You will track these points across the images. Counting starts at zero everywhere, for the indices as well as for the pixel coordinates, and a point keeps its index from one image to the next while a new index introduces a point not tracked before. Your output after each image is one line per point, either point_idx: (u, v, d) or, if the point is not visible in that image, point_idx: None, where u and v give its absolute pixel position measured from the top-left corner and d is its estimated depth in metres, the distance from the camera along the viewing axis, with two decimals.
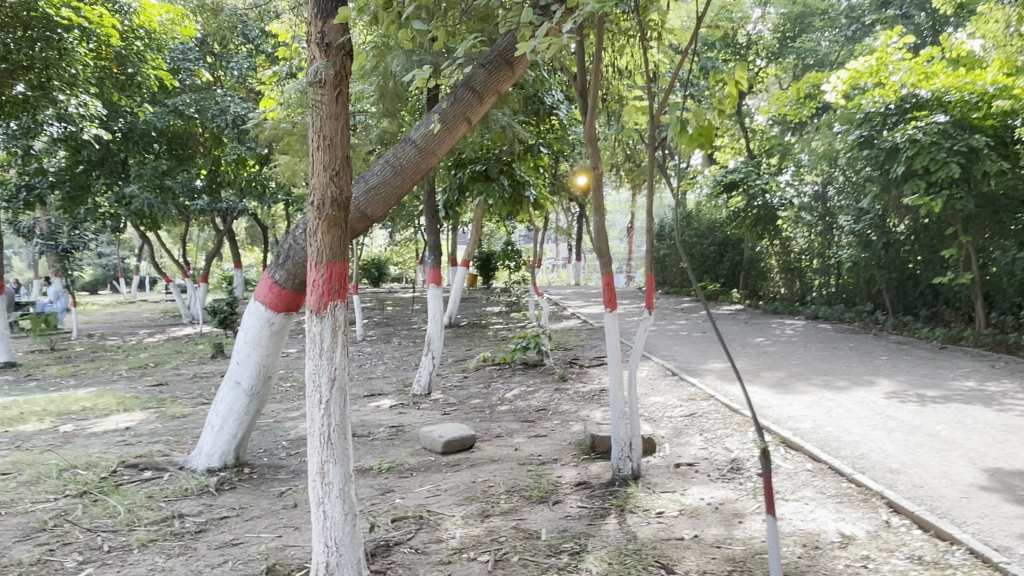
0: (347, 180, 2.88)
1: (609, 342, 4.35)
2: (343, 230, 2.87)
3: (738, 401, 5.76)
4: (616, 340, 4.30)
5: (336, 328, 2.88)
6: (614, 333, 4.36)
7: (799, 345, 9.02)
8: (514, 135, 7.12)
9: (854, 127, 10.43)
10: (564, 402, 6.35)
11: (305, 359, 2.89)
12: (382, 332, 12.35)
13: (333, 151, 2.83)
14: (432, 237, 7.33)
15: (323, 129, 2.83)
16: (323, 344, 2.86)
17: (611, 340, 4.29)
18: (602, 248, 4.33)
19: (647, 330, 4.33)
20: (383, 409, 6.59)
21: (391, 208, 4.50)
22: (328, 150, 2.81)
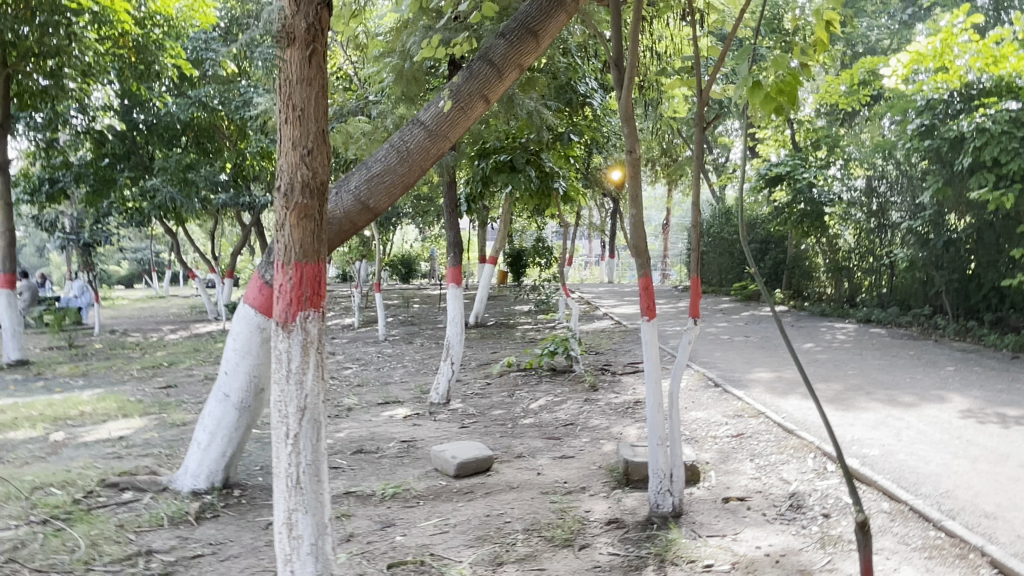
0: (325, 162, 2.33)
1: (647, 355, 3.73)
2: (317, 223, 2.31)
3: (793, 420, 5.10)
4: (655, 353, 3.69)
5: (308, 345, 2.34)
6: (654, 345, 3.73)
7: (853, 353, 8.27)
8: (542, 122, 6.69)
9: (913, 116, 9.62)
10: (595, 415, 5.73)
11: (270, 384, 2.35)
12: (406, 332, 11.84)
13: (304, 125, 2.28)
14: (453, 232, 6.76)
15: (291, 97, 2.28)
16: (290, 366, 2.33)
17: (649, 353, 3.68)
18: (640, 247, 3.71)
19: (690, 342, 3.69)
20: (397, 419, 6.04)
21: (397, 199, 3.96)
22: (299, 124, 2.26)
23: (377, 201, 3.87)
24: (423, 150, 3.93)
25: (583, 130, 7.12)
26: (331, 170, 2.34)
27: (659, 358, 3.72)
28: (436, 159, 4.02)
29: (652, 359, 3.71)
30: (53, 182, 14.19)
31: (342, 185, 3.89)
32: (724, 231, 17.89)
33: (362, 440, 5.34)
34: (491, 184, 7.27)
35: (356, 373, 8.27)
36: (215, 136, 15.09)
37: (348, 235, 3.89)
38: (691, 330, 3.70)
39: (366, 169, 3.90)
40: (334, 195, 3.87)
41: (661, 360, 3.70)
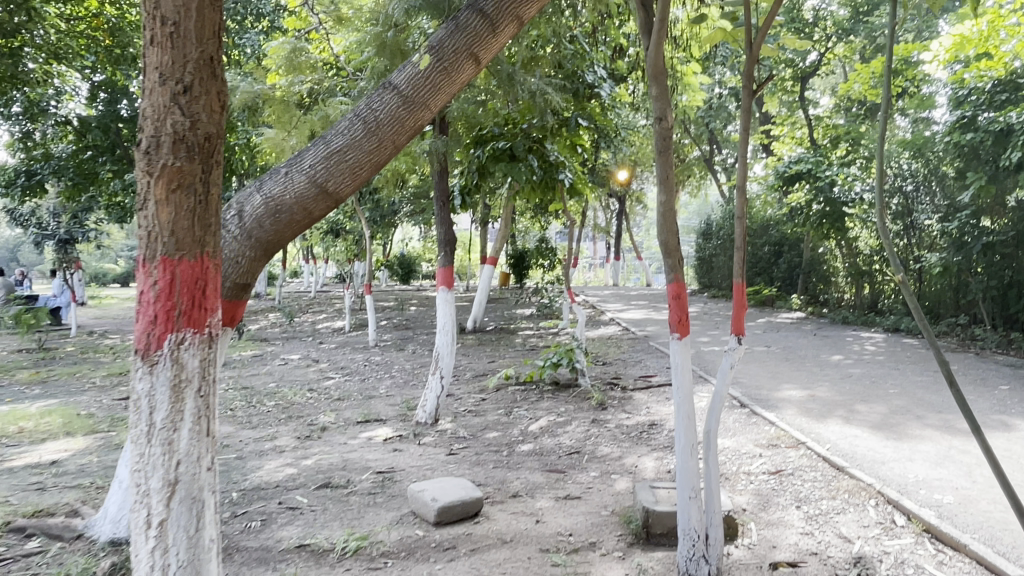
0: (209, 107, 2.18)
1: (677, 384, 2.92)
2: (192, 186, 2.13)
3: (843, 454, 4.28)
4: (687, 383, 2.88)
5: (179, 392, 2.21)
6: (687, 369, 2.92)
7: (888, 367, 7.45)
8: (546, 104, 5.94)
9: (954, 109, 9.08)
10: (604, 441, 4.93)
11: (132, 456, 2.24)
12: (399, 337, 11.07)
13: (176, 62, 2.11)
14: (444, 229, 5.96)
15: (159, 29, 2.11)
16: (154, 422, 2.21)
17: (681, 383, 2.87)
18: (670, 246, 2.92)
19: (731, 366, 2.86)
20: (375, 442, 5.24)
21: (363, 183, 3.17)
22: (170, 59, 2.10)
23: (340, 183, 3.08)
24: (398, 119, 3.14)
25: (594, 115, 6.35)
26: (211, 121, 2.18)
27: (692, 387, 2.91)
28: (416, 133, 3.24)
29: (685, 388, 2.89)
30: (30, 174, 13.76)
31: (295, 163, 3.10)
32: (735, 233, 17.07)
33: (330, 471, 4.55)
34: (488, 176, 6.40)
35: (338, 384, 7.45)
36: None
37: (299, 224, 3.11)
38: (733, 351, 2.87)
39: (325, 143, 3.11)
40: (282, 174, 3.08)
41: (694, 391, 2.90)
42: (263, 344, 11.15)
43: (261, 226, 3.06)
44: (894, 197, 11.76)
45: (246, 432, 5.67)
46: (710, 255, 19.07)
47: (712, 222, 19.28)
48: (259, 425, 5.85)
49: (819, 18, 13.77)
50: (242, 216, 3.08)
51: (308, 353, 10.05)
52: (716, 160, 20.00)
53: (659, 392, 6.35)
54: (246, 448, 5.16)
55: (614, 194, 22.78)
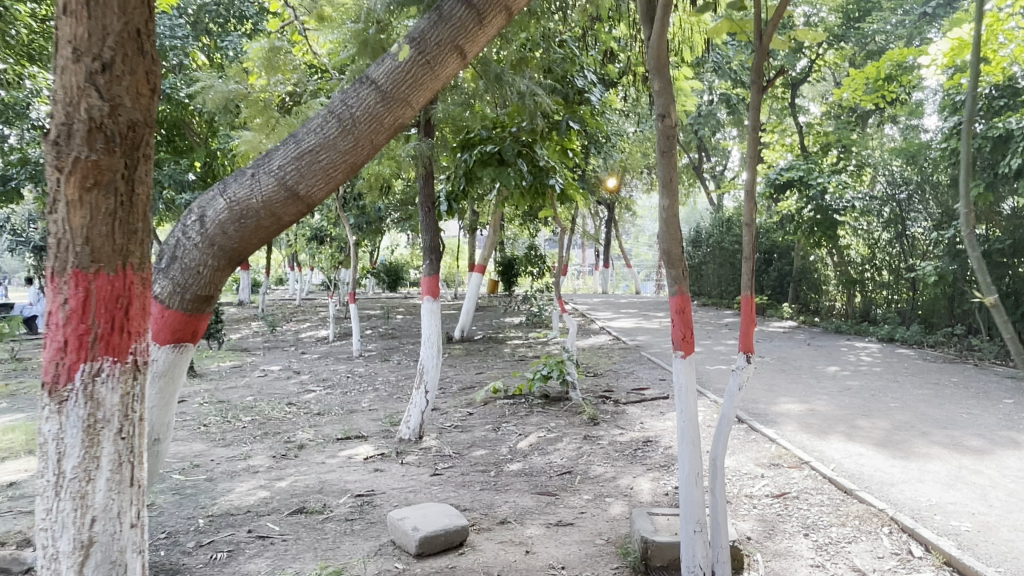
0: (134, 89, 1.97)
1: (681, 406, 2.68)
2: (110, 183, 1.94)
3: (850, 475, 4.05)
4: (692, 406, 2.64)
5: (94, 436, 2.01)
6: (691, 391, 2.68)
7: (886, 378, 7.24)
8: (536, 107, 5.71)
9: (952, 114, 8.95)
10: (597, 460, 4.68)
11: (40, 510, 2.01)
12: (384, 347, 10.78)
13: (91, 39, 1.90)
14: (429, 237, 5.67)
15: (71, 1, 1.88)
16: (63, 471, 2.00)
17: (685, 407, 2.63)
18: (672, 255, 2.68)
19: (740, 387, 2.62)
20: (355, 461, 4.97)
21: (338, 187, 2.91)
22: (85, 36, 1.89)
23: (311, 186, 2.83)
24: (374, 117, 2.89)
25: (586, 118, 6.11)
26: (135, 108, 1.98)
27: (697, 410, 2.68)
28: (395, 132, 2.99)
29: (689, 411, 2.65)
30: (6, 180, 13.08)
31: (261, 164, 2.84)
32: (725, 240, 16.94)
33: (306, 494, 4.27)
34: (476, 181, 6.14)
35: (318, 397, 7.16)
36: (187, 133, 14.04)
37: (267, 229, 2.84)
38: (742, 371, 2.63)
39: (295, 142, 2.86)
40: (248, 176, 2.82)
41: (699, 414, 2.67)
42: (243, 355, 10.83)
43: (225, 233, 2.80)
44: (887, 205, 11.61)
45: (220, 450, 5.37)
46: (700, 264, 18.92)
47: (701, 229, 19.13)
48: (233, 442, 5.56)
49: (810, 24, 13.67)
50: (203, 222, 2.82)
51: (290, 363, 9.74)
52: (705, 167, 19.88)
53: (653, 406, 6.11)
54: (218, 469, 4.87)
55: (602, 200, 22.61)
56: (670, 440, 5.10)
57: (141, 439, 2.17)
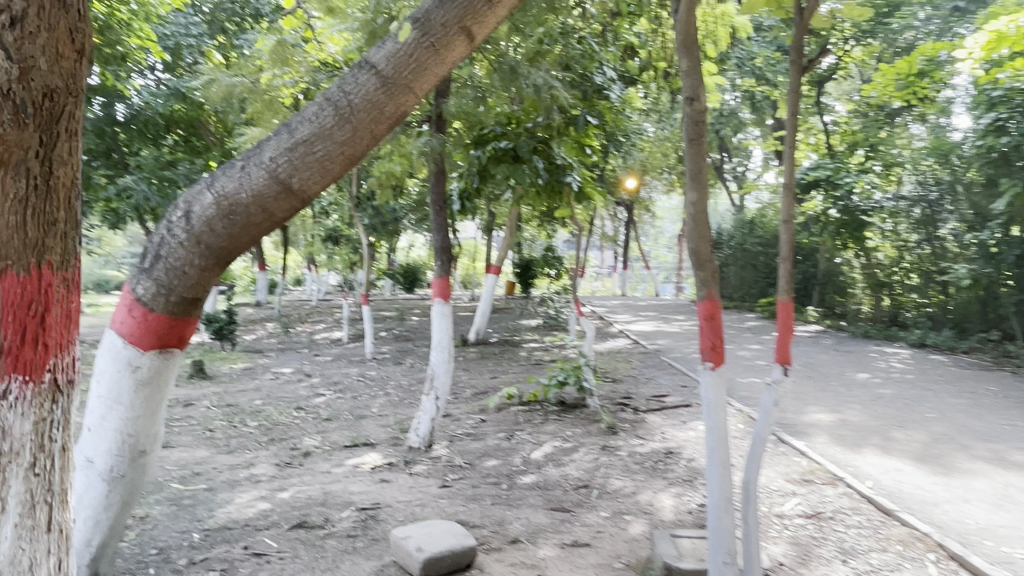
0: (54, 51, 1.78)
1: (712, 425, 2.47)
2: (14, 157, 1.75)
3: (889, 494, 3.77)
4: (723, 427, 2.44)
5: (1, 472, 1.87)
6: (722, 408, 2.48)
7: (919, 387, 6.92)
8: (553, 101, 5.46)
9: (985, 112, 8.79)
10: (616, 474, 4.42)
11: None
12: (398, 349, 10.58)
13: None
14: (439, 236, 5.43)
15: None
16: None
17: (716, 428, 2.43)
18: (700, 255, 2.47)
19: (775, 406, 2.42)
20: (361, 471, 4.74)
21: (334, 180, 2.68)
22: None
23: (305, 179, 2.60)
24: (374, 105, 2.65)
25: (606, 112, 5.83)
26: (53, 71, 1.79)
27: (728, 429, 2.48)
28: (398, 121, 2.75)
29: (720, 431, 2.45)
30: None
31: (252, 155, 2.64)
32: (748, 242, 16.58)
33: (308, 507, 4.05)
34: (489, 178, 5.90)
35: (328, 402, 6.96)
36: (203, 133, 13.98)
37: (258, 226, 2.63)
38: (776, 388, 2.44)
39: (288, 132, 2.64)
40: (237, 168, 2.62)
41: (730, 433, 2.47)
42: (255, 356, 10.67)
43: (212, 230, 2.59)
44: (917, 206, 11.25)
45: (223, 457, 5.18)
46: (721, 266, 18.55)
47: (722, 230, 18.76)
48: (238, 449, 5.37)
49: None
50: (189, 218, 2.61)
51: (302, 366, 9.57)
52: (727, 167, 19.53)
53: (674, 415, 5.84)
54: (219, 478, 4.67)
55: (621, 201, 22.31)
56: (693, 452, 4.84)
57: (59, 474, 2.03)
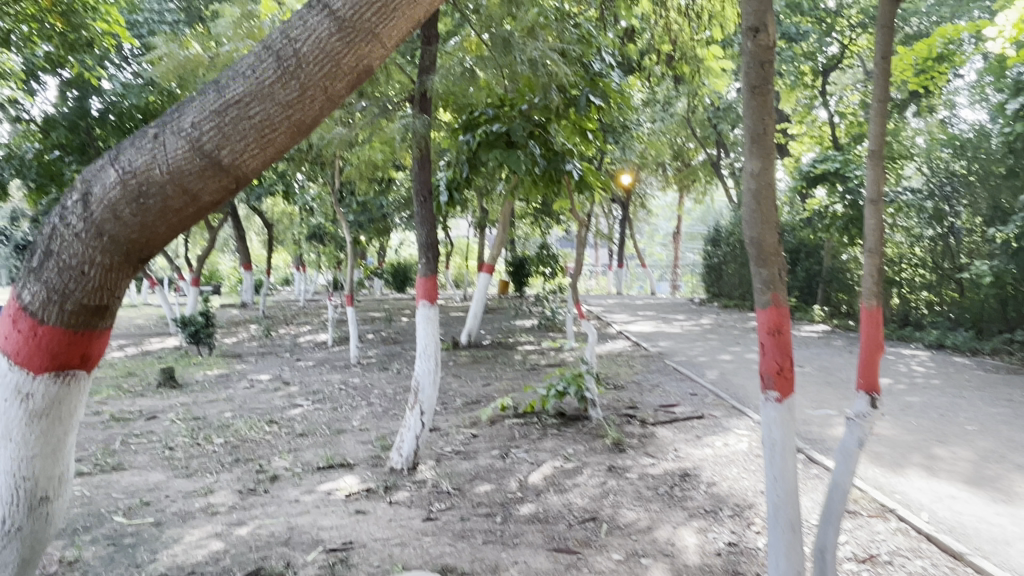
0: None
1: (775, 479, 2.44)
2: None
3: (950, 531, 3.22)
4: (790, 480, 2.42)
5: None
6: (791, 463, 2.44)
7: (948, 393, 6.35)
8: (551, 80, 4.85)
9: (1009, 99, 8.31)
10: (627, 503, 3.84)
11: None
12: (386, 353, 9.98)
13: None
14: (423, 231, 4.78)
15: None
16: None
17: (784, 483, 2.41)
18: (766, 248, 2.39)
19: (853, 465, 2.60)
20: (334, 499, 4.14)
21: (275, 152, 2.08)
22: None
23: (238, 152, 2.02)
24: (329, 55, 2.07)
25: (609, 90, 5.12)
26: None
27: (795, 486, 2.45)
28: (361, 77, 2.16)
29: (787, 488, 2.42)
30: None
31: (170, 120, 2.05)
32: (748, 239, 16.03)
33: (267, 548, 3.45)
34: (481, 168, 5.27)
35: (304, 414, 6.34)
36: None
37: (179, 213, 2.05)
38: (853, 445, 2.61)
39: (216, 90, 2.05)
40: (150, 137, 2.03)
41: (798, 492, 2.44)
42: (233, 362, 10.06)
43: (119, 219, 2.01)
44: (930, 199, 10.72)
45: (180, 483, 4.58)
46: (721, 263, 18.03)
47: (721, 227, 18.21)
48: (197, 472, 4.76)
49: (842, 5, 12.76)
50: (88, 202, 2.03)
51: (281, 372, 8.97)
52: (724, 163, 18.98)
53: (686, 427, 5.25)
54: (170, 509, 4.08)
55: (616, 197, 21.78)
56: (713, 474, 4.26)
57: None
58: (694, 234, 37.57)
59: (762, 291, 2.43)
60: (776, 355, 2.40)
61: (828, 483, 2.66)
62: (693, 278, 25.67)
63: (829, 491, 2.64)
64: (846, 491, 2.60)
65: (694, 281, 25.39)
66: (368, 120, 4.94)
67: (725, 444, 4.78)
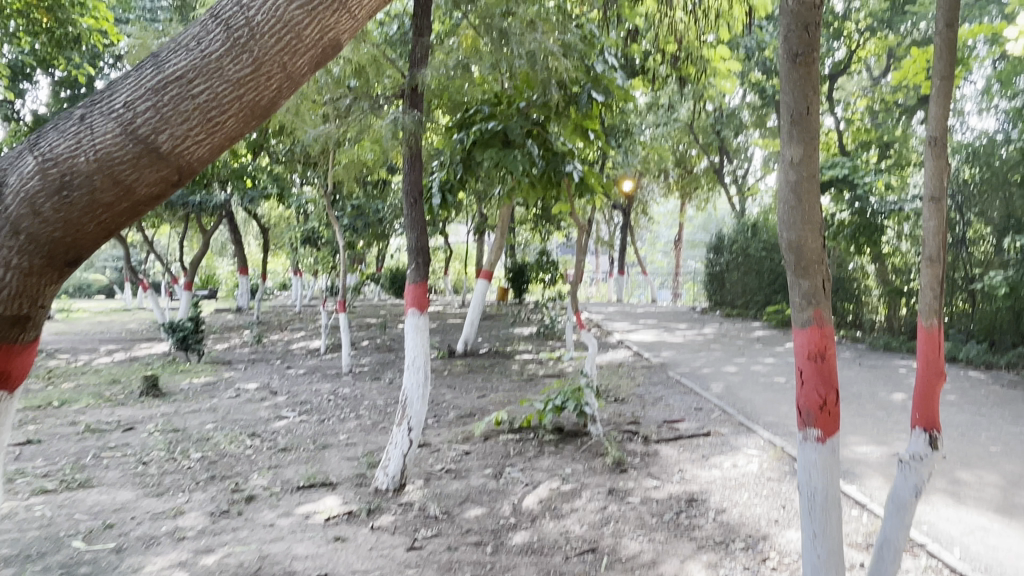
0: None
1: (816, 537, 2.29)
2: None
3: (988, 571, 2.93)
4: (834, 541, 2.26)
5: None
6: (834, 523, 2.27)
7: (965, 411, 6.03)
8: (551, 75, 4.57)
9: None
10: (630, 532, 3.53)
11: None
12: (379, 361, 9.69)
13: None
14: (414, 235, 4.47)
15: None
16: None
17: (826, 544, 2.25)
18: (808, 256, 2.19)
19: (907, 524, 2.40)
20: (312, 523, 3.84)
21: (227, 134, 1.81)
22: None
23: (182, 135, 1.74)
24: (287, 25, 1.85)
25: (612, 86, 4.88)
26: None
27: (839, 545, 2.29)
28: (322, 53, 1.95)
29: (829, 548, 2.27)
30: None
31: (99, 100, 1.75)
32: (751, 247, 15.79)
33: None
34: (476, 168, 4.97)
35: (289, 427, 6.03)
36: None
37: (111, 208, 1.72)
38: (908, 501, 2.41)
39: (155, 64, 1.77)
40: (76, 120, 1.72)
41: (842, 553, 2.27)
42: (222, 369, 9.75)
43: (37, 215, 1.67)
44: None
45: (150, 502, 4.27)
46: (722, 271, 17.76)
47: (724, 235, 17.94)
48: (169, 491, 4.45)
49: (850, 10, 12.52)
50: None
51: (270, 381, 8.66)
52: (727, 170, 18.71)
53: (692, 446, 4.95)
54: (134, 532, 3.76)
55: (617, 204, 21.53)
56: (722, 499, 3.95)
57: None
58: (695, 241, 37.32)
59: (801, 308, 2.25)
60: (818, 387, 2.25)
61: (880, 539, 2.47)
62: (694, 287, 25.38)
63: (879, 548, 2.45)
64: (898, 549, 2.41)
65: (695, 289, 25.11)
66: (356, 117, 4.65)
67: (733, 466, 4.48)
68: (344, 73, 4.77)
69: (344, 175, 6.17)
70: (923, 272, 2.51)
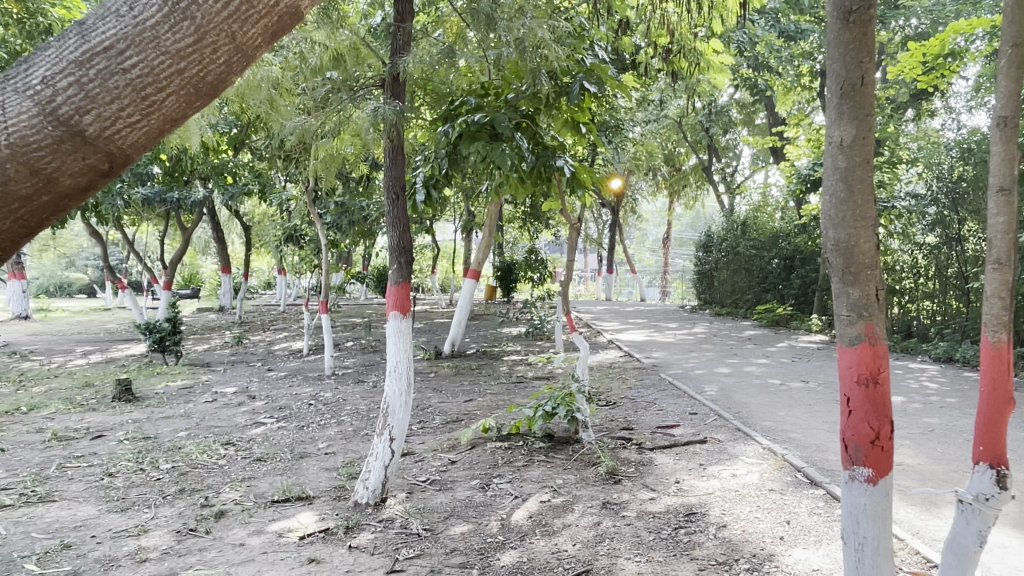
0: None
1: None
2: None
3: None
4: None
5: None
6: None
7: (967, 414, 5.84)
8: (541, 64, 4.31)
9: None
10: (625, 553, 3.29)
11: None
12: (363, 363, 9.42)
13: None
14: (397, 235, 4.21)
15: None
16: None
17: None
18: (859, 261, 1.99)
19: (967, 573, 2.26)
20: (286, 543, 3.58)
21: (165, 117, 1.55)
22: None
23: (111, 116, 1.48)
24: None
25: (606, 76, 4.48)
26: None
27: None
28: (280, 22, 1.68)
29: None
30: None
31: (10, 74, 1.48)
32: (740, 245, 15.64)
33: None
34: (461, 162, 4.71)
35: (266, 434, 5.76)
36: None
37: (27, 202, 1.44)
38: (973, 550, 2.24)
39: (79, 31, 1.51)
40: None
41: None
42: (200, 371, 9.45)
43: None
44: (933, 205, 10.30)
45: (112, 519, 3.99)
46: (712, 270, 17.60)
47: (713, 233, 17.76)
48: (134, 506, 4.18)
49: None
50: None
51: (249, 384, 8.37)
52: (716, 168, 18.54)
53: (688, 454, 4.72)
54: (93, 554, 3.48)
55: (605, 202, 21.35)
56: (722, 513, 3.72)
57: None
58: (684, 239, 37.19)
59: (850, 322, 2.06)
60: (871, 418, 2.04)
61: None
62: (682, 285, 25.22)
63: None
64: None
65: (684, 287, 25.00)
66: (333, 108, 4.36)
67: (733, 476, 4.25)
68: (321, 61, 4.44)
69: (322, 171, 5.87)
70: (989, 278, 2.25)
